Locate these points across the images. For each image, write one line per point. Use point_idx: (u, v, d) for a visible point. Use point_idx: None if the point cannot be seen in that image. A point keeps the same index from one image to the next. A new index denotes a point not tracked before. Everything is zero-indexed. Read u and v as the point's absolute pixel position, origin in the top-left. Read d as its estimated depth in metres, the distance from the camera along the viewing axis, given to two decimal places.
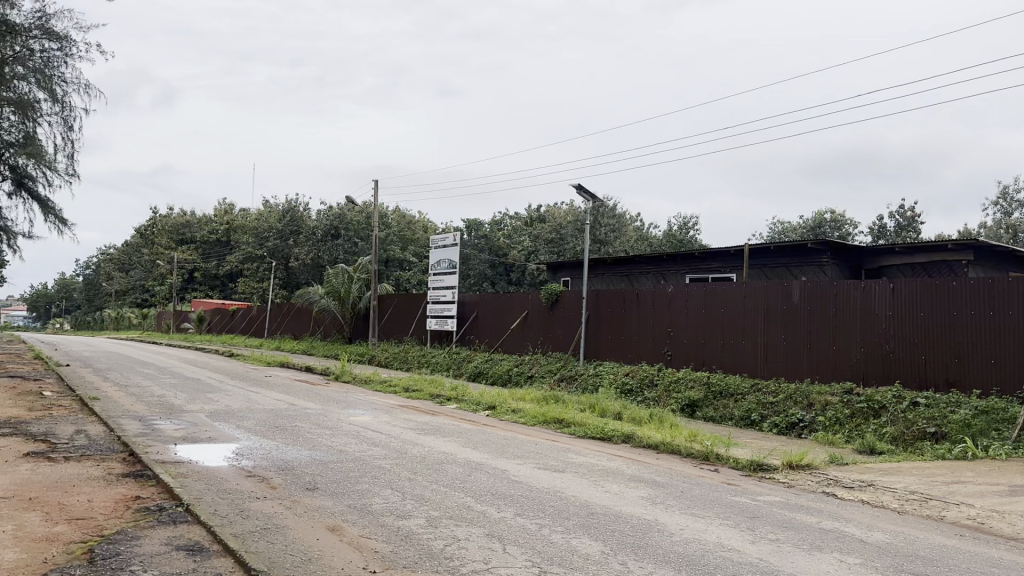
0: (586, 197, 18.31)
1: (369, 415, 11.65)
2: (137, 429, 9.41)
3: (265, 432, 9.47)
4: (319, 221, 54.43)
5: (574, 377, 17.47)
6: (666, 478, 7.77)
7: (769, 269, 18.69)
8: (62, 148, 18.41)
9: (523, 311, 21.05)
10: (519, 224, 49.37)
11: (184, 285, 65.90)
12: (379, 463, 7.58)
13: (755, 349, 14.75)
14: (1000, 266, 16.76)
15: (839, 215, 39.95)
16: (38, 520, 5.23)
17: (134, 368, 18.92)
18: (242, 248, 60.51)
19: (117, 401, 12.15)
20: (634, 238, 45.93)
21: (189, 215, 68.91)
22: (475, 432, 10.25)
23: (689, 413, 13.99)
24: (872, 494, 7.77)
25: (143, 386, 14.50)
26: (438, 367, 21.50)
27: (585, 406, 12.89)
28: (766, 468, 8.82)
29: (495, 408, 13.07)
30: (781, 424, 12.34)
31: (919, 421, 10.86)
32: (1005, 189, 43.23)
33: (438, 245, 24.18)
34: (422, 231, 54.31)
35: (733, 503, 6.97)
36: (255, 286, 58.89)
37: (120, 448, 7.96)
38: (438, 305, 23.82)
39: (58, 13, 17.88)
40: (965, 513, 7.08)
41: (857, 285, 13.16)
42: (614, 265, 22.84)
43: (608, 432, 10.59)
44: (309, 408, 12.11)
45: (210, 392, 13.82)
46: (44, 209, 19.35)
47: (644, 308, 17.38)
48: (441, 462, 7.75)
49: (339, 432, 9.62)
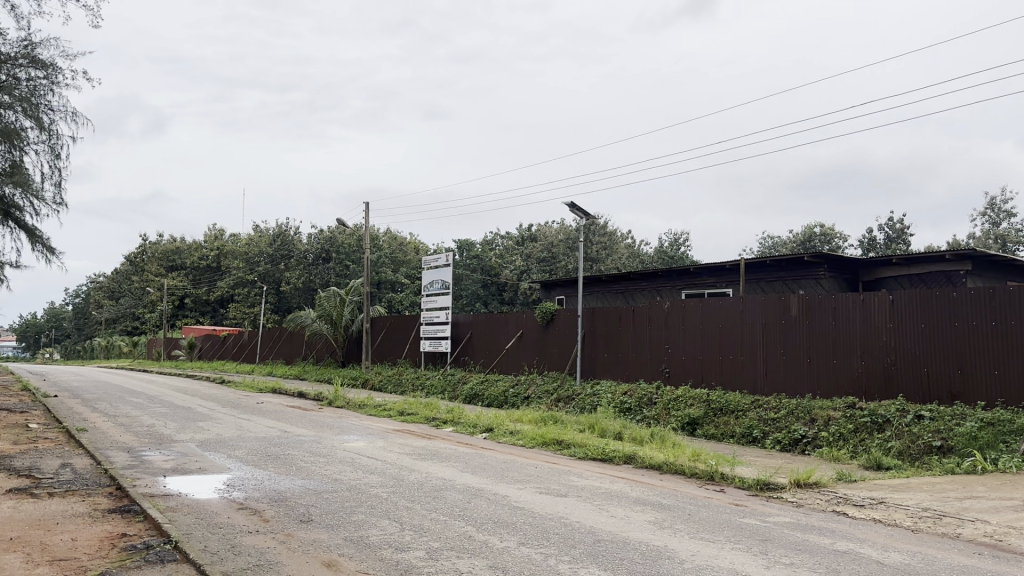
0: (579, 214, 18.17)
1: (364, 440, 11.40)
2: (125, 461, 9.14)
3: (258, 461, 9.21)
4: (311, 244, 54.50)
5: (571, 397, 17.19)
6: (672, 501, 7.54)
7: (766, 283, 18.53)
8: (49, 176, 18.13)
9: (518, 331, 20.84)
10: (511, 243, 49.34)
11: (175, 312, 65.46)
12: (376, 492, 7.33)
13: (754, 364, 14.55)
14: (997, 276, 16.60)
15: (828, 229, 39.96)
16: (18, 562, 4.96)
17: (122, 397, 18.58)
18: (233, 273, 60.24)
19: (105, 432, 11.85)
20: (626, 255, 45.90)
21: (179, 241, 68.56)
22: (472, 456, 10.02)
23: (690, 431, 13.76)
24: (883, 512, 7.56)
25: (131, 416, 14.19)
26: (433, 389, 21.22)
27: (584, 426, 12.63)
28: (772, 487, 8.58)
29: (492, 431, 12.79)
30: (784, 440, 12.14)
31: (923, 436, 10.65)
32: (993, 199, 43.31)
33: (430, 266, 24.12)
34: (414, 252, 54.12)
35: (742, 525, 6.74)
36: (246, 312, 58.46)
37: (107, 482, 7.70)
38: (432, 326, 23.60)
39: (43, 42, 17.68)
40: (982, 530, 6.87)
41: (856, 298, 13.01)
42: (609, 282, 22.68)
43: (609, 453, 10.35)
44: (302, 434, 11.85)
45: (202, 421, 13.53)
46: (31, 238, 19.00)
47: (640, 325, 17.20)
48: (440, 490, 7.50)
49: (333, 459, 9.35)
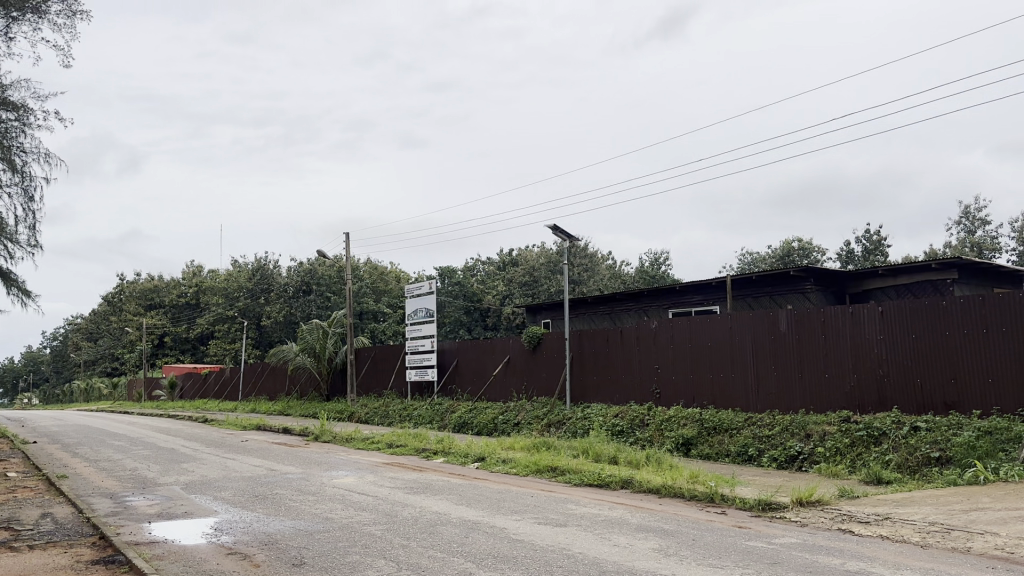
0: (561, 236, 18.03)
1: (353, 475, 11.14)
2: (108, 507, 8.84)
3: (245, 502, 8.94)
4: (291, 277, 54.20)
5: (562, 422, 16.99)
6: (674, 526, 7.35)
7: (753, 299, 18.45)
8: (24, 219, 17.83)
9: (505, 357, 20.64)
10: (493, 268, 49.23)
11: (154, 351, 64.70)
12: (369, 530, 7.09)
13: (745, 381, 14.40)
14: (983, 283, 16.56)
15: (806, 243, 40.18)
16: None
17: (104, 441, 18.19)
18: (212, 309, 59.75)
19: (88, 478, 11.52)
20: (608, 276, 45.86)
21: (157, 279, 67.98)
22: (466, 487, 9.80)
23: (685, 452, 13.58)
24: (891, 528, 7.40)
25: (113, 459, 13.84)
26: (421, 420, 20.92)
27: (577, 451, 12.43)
28: (775, 507, 8.41)
29: (484, 460, 12.56)
30: (780, 458, 11.99)
31: (921, 447, 10.51)
32: (967, 208, 43.65)
33: (413, 295, 23.98)
34: (395, 281, 53.83)
35: (749, 549, 6.55)
36: (226, 348, 57.89)
37: (90, 532, 7.41)
38: (417, 355, 23.34)
39: (13, 83, 17.43)
40: (993, 543, 6.70)
41: (845, 310, 12.92)
42: (595, 304, 22.56)
43: (606, 478, 10.15)
44: (289, 472, 11.57)
45: (186, 462, 13.21)
46: (6, 282, 18.63)
47: (629, 346, 17.04)
48: (434, 525, 7.26)
49: (323, 497, 9.08)
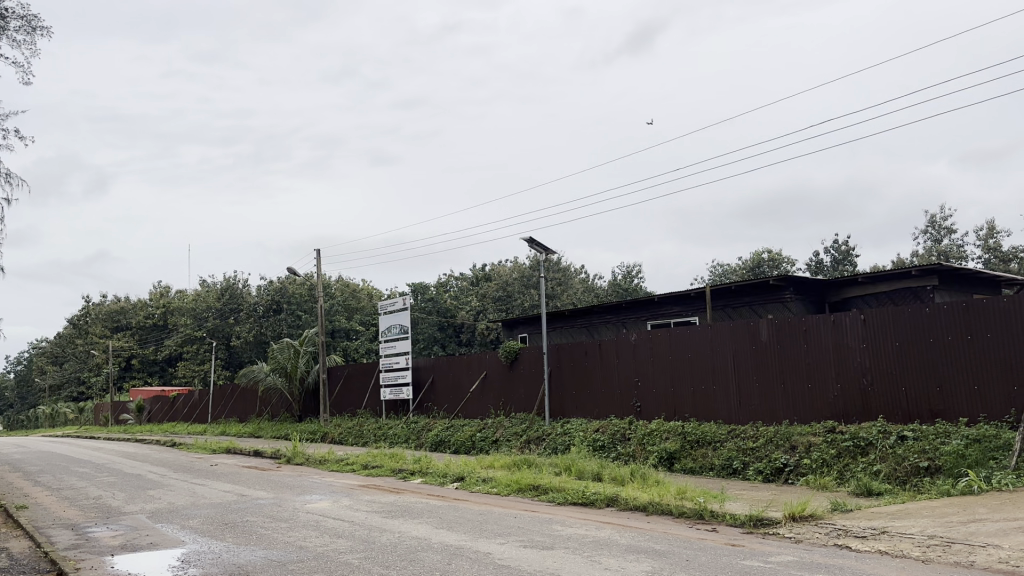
0: (538, 249, 17.73)
1: (327, 500, 10.72)
2: (69, 540, 8.39)
3: (215, 530, 8.53)
4: (261, 296, 53.51)
5: (541, 438, 16.66)
6: (666, 545, 7.05)
7: (732, 310, 18.28)
8: None
9: (481, 372, 20.29)
10: (466, 283, 48.90)
11: (121, 374, 63.53)
12: (345, 559, 6.71)
13: (727, 392, 14.16)
14: (963, 290, 16.48)
15: (775, 254, 40.30)
16: None
17: (66, 468, 17.56)
18: (180, 330, 58.79)
19: (49, 508, 10.99)
20: (580, 290, 45.65)
21: (123, 302, 66.86)
22: (446, 509, 9.43)
23: (669, 467, 13.31)
24: (889, 543, 7.14)
25: (76, 488, 13.28)
26: (397, 439, 20.50)
27: (558, 468, 12.10)
28: (766, 523, 8.14)
29: (463, 480, 12.16)
30: (766, 470, 11.76)
31: (909, 457, 10.30)
32: (933, 217, 43.99)
33: (386, 311, 23.63)
34: (367, 298, 53.32)
35: (746, 568, 6.25)
36: (195, 369, 57.01)
37: (49, 567, 6.98)
38: (392, 373, 22.92)
39: None
40: (996, 556, 6.45)
41: (825, 320, 12.73)
42: (573, 317, 22.30)
43: (591, 496, 9.82)
44: (260, 498, 11.14)
45: (153, 489, 12.70)
46: None
47: (609, 359, 16.77)
48: (415, 551, 6.90)
49: (295, 524, 8.67)
